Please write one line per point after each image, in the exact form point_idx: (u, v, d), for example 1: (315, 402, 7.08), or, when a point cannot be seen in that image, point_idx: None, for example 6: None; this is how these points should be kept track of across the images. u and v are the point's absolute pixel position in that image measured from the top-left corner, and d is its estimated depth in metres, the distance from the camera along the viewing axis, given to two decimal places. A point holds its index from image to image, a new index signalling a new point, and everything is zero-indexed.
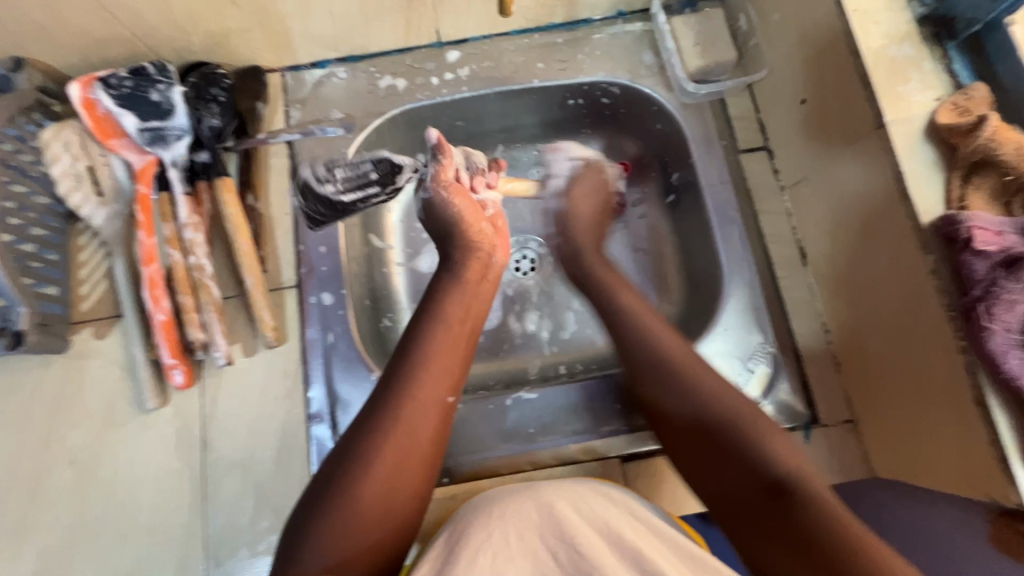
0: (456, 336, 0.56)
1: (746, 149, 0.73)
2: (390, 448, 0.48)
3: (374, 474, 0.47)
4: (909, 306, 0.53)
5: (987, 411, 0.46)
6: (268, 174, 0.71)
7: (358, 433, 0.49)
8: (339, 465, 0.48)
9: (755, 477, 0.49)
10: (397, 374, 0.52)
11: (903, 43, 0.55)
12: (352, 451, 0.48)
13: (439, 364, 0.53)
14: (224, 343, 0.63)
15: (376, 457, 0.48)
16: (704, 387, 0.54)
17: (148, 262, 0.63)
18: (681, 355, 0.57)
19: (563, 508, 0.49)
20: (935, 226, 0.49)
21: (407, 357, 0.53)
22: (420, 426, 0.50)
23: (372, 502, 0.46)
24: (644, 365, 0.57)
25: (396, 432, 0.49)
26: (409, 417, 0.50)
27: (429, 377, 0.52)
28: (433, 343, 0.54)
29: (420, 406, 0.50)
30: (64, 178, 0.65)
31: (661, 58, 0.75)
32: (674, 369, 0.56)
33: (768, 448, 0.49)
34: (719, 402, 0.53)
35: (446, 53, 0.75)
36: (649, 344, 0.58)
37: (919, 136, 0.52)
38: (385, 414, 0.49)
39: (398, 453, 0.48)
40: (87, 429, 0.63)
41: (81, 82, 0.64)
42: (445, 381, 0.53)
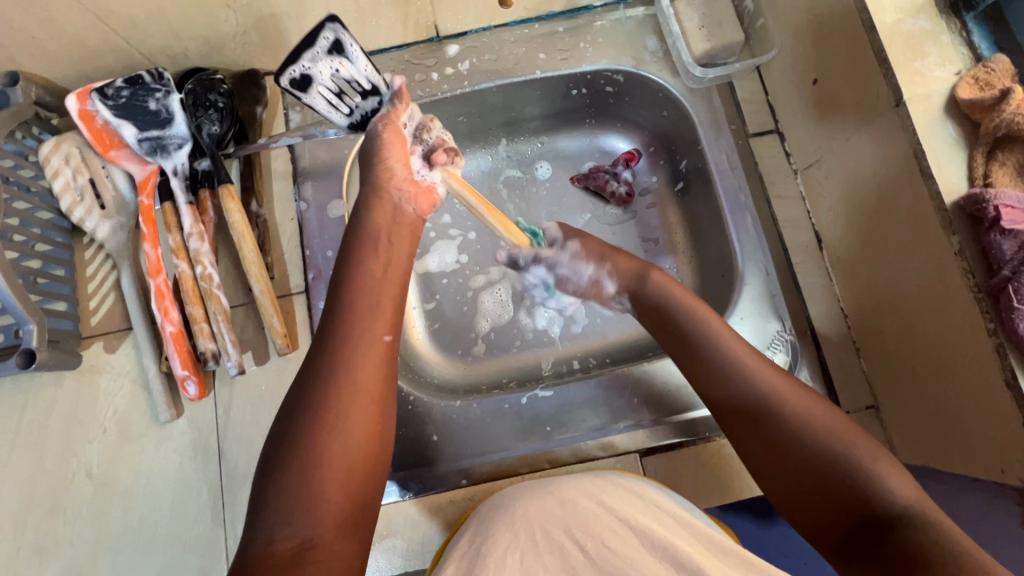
0: (377, 288, 0.55)
1: (756, 133, 0.71)
2: (337, 406, 0.47)
3: (331, 432, 0.46)
4: (934, 284, 0.51)
5: (1021, 396, 0.45)
6: (270, 179, 0.70)
7: (296, 400, 0.48)
8: (283, 433, 0.46)
9: (863, 510, 0.44)
10: (332, 328, 0.51)
11: (919, 17, 0.52)
12: (295, 418, 0.47)
13: (366, 306, 0.53)
14: (235, 352, 0.62)
15: (321, 418, 0.46)
16: (784, 401, 0.50)
17: (155, 273, 0.63)
18: (763, 374, 0.52)
19: (588, 503, 0.50)
20: (959, 206, 0.48)
21: (338, 306, 0.53)
22: (359, 366, 0.49)
23: (334, 465, 0.45)
24: (740, 390, 0.52)
25: (342, 385, 0.48)
26: (347, 360, 0.49)
27: (363, 317, 0.52)
28: (356, 299, 0.53)
29: (356, 356, 0.50)
30: (67, 192, 0.65)
31: (665, 42, 0.73)
32: (762, 392, 0.51)
33: (880, 476, 0.45)
34: (805, 421, 0.49)
35: (446, 47, 0.73)
36: (732, 368, 0.53)
37: (939, 113, 0.50)
38: (319, 374, 0.48)
39: (348, 409, 0.47)
40: (103, 443, 0.63)
41: (77, 94, 0.63)
42: (377, 320, 0.52)
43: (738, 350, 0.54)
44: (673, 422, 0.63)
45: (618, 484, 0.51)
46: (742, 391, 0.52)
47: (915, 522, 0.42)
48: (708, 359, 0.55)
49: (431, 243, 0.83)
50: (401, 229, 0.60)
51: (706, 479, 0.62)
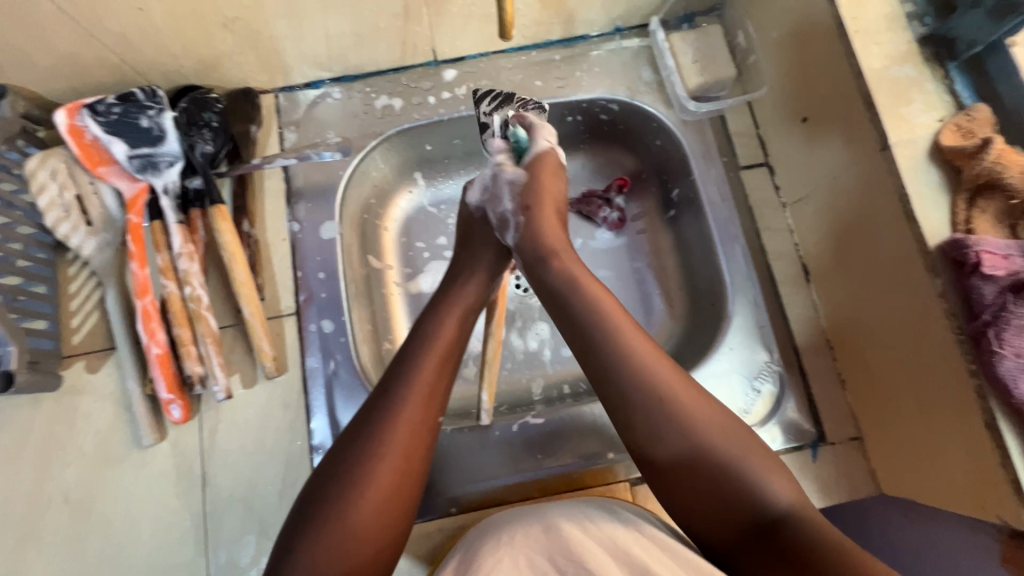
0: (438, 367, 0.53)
1: (746, 165, 0.72)
2: (373, 475, 0.46)
3: (362, 503, 0.45)
4: (922, 333, 0.52)
5: (1000, 437, 0.46)
6: (262, 198, 0.70)
7: (336, 462, 0.47)
8: (317, 495, 0.46)
9: (745, 514, 0.47)
10: (390, 393, 0.51)
11: (905, 64, 0.54)
12: (335, 481, 0.46)
13: (431, 382, 0.52)
14: (223, 376, 0.61)
15: (357, 486, 0.45)
16: (681, 404, 0.50)
17: (142, 294, 0.61)
18: (660, 369, 0.51)
19: (571, 528, 0.51)
20: (941, 250, 0.49)
21: (399, 372, 0.52)
22: (411, 441, 0.49)
23: (357, 533, 0.44)
24: (615, 374, 0.51)
25: (384, 459, 0.47)
26: (400, 431, 0.48)
27: (426, 394, 0.51)
28: (412, 379, 0.52)
29: (406, 434, 0.49)
30: (53, 209, 0.63)
31: (659, 74, 0.74)
32: (648, 382, 0.50)
33: (753, 474, 0.48)
34: (685, 422, 0.49)
35: (443, 71, 0.75)
36: (618, 354, 0.52)
37: (924, 157, 0.52)
38: (364, 441, 0.48)
39: (385, 481, 0.46)
40: (82, 466, 0.62)
41: (66, 109, 0.62)
42: (436, 402, 0.52)
43: (646, 350, 0.52)
44: None
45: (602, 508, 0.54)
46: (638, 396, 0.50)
47: (804, 523, 0.45)
48: (608, 362, 0.52)
49: (423, 264, 0.81)
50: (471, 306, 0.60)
51: None
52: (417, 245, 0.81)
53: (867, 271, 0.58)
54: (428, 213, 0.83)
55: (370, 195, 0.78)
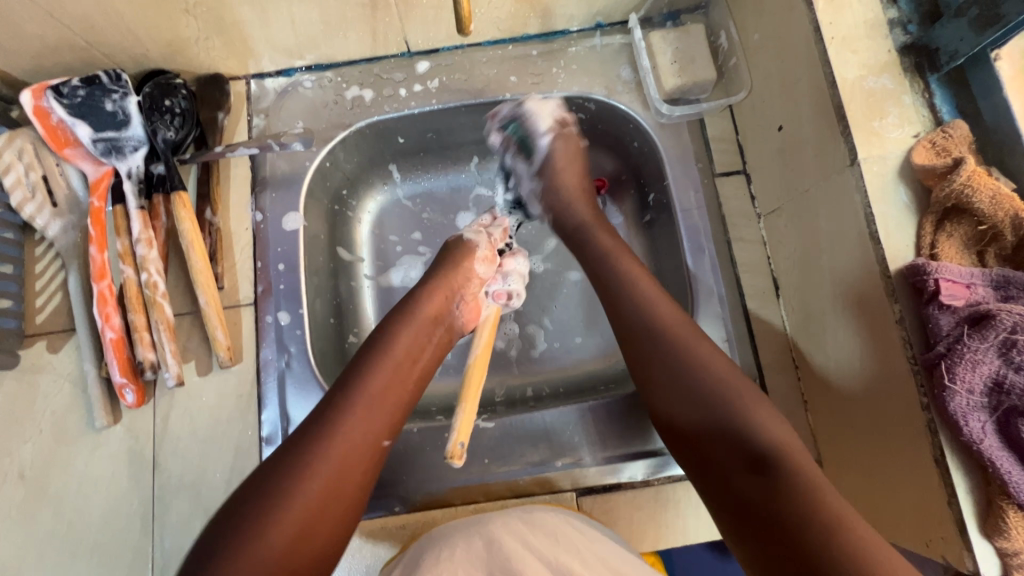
0: (384, 387, 0.54)
1: (723, 172, 0.69)
2: (298, 493, 0.46)
3: (283, 520, 0.45)
4: (880, 359, 0.50)
5: (948, 475, 0.44)
6: (227, 186, 0.69)
7: (268, 473, 0.47)
8: (243, 503, 0.46)
9: (743, 454, 0.47)
10: (334, 409, 0.51)
11: (883, 74, 0.51)
12: (262, 496, 0.46)
13: (378, 399, 0.53)
14: (175, 363, 0.62)
15: (282, 499, 0.45)
16: (700, 357, 0.52)
17: (99, 278, 0.62)
18: (678, 326, 0.55)
19: (511, 543, 0.53)
20: (902, 275, 0.47)
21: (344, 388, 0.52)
22: (348, 458, 0.49)
23: (272, 552, 0.44)
24: (631, 317, 0.56)
25: (313, 477, 0.47)
26: (339, 449, 0.49)
27: (369, 414, 0.52)
28: (364, 386, 0.53)
29: (345, 451, 0.49)
30: (18, 188, 0.64)
31: (638, 73, 0.72)
32: (664, 333, 0.54)
33: (756, 418, 0.48)
34: (711, 369, 0.51)
35: (416, 63, 0.73)
36: (641, 311, 0.56)
37: (893, 176, 0.49)
38: (298, 463, 0.47)
39: (310, 502, 0.46)
40: (39, 444, 0.63)
41: (32, 90, 0.62)
42: (383, 422, 0.52)
43: (665, 309, 0.56)
44: (614, 462, 0.62)
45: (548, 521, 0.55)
46: (663, 351, 0.53)
47: (794, 464, 0.45)
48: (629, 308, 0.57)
49: (396, 258, 0.81)
50: (437, 330, 0.61)
51: (642, 523, 0.61)
52: (390, 239, 0.81)
53: (831, 292, 0.56)
54: (402, 207, 0.82)
55: (342, 185, 0.77)
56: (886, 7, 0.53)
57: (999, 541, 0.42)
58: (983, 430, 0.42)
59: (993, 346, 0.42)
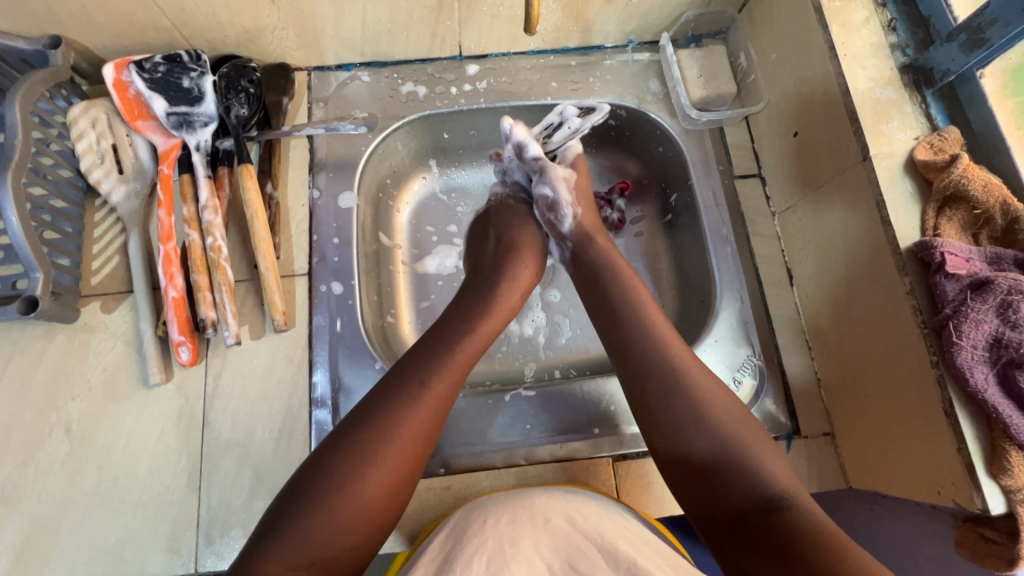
0: (462, 373, 0.57)
1: (740, 175, 0.77)
2: (384, 455, 0.49)
3: (368, 479, 0.47)
4: (890, 331, 0.57)
5: (956, 423, 0.50)
6: (286, 165, 0.74)
7: (353, 432, 0.49)
8: (328, 457, 0.48)
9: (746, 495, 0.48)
10: (411, 380, 0.53)
11: (887, 87, 0.60)
12: (344, 456, 0.48)
13: (450, 377, 0.55)
14: (234, 322, 0.64)
15: (369, 464, 0.48)
16: (699, 392, 0.54)
17: (166, 239, 0.65)
18: (677, 354, 0.57)
19: (560, 522, 0.53)
20: (911, 251, 0.54)
21: (423, 364, 0.55)
22: (422, 430, 0.51)
23: (352, 513, 0.46)
24: (636, 340, 0.59)
25: (394, 445, 0.49)
26: (415, 420, 0.51)
27: (442, 390, 0.54)
28: (441, 366, 0.55)
29: (423, 422, 0.51)
30: (89, 153, 0.67)
31: (666, 85, 0.80)
32: (667, 361, 0.57)
33: (760, 465, 0.50)
34: (708, 412, 0.53)
35: (466, 66, 0.80)
36: (646, 334, 0.59)
37: (899, 170, 0.57)
38: (376, 429, 0.49)
39: (394, 470, 0.49)
40: (87, 401, 0.64)
41: (115, 64, 0.67)
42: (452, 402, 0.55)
43: (666, 333, 0.59)
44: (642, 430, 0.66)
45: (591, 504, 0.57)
46: (660, 375, 0.56)
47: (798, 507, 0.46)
48: (630, 329, 0.60)
49: (431, 247, 0.85)
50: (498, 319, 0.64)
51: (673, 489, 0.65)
52: (427, 229, 0.86)
53: (844, 274, 0.63)
54: (438, 200, 0.87)
55: (386, 174, 0.82)
56: (888, 33, 0.62)
57: (1004, 479, 0.47)
58: (986, 381, 0.49)
59: (993, 307, 0.49)
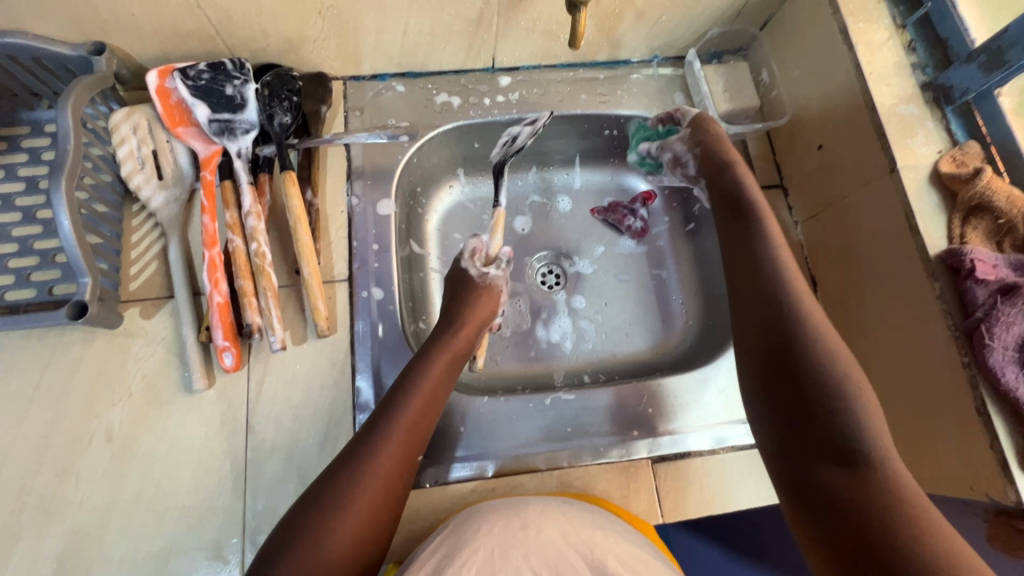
0: (413, 419, 0.58)
1: (764, 186, 0.80)
2: (353, 506, 0.51)
3: (340, 530, 0.50)
4: (919, 334, 0.60)
5: (988, 419, 0.53)
6: (325, 172, 0.75)
7: (314, 501, 0.51)
8: (295, 523, 0.50)
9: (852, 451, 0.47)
10: (375, 426, 0.56)
11: (910, 103, 0.64)
12: (313, 512, 0.50)
13: (412, 419, 0.57)
14: (279, 328, 0.64)
15: (337, 516, 0.50)
16: (829, 344, 0.53)
17: (210, 245, 0.65)
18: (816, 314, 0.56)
19: (551, 535, 0.56)
20: (941, 258, 0.57)
21: (385, 410, 0.57)
22: (387, 473, 0.54)
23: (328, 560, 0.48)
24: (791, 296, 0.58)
25: (364, 492, 0.52)
26: (377, 467, 0.53)
27: (404, 431, 0.56)
28: (403, 409, 0.57)
29: (387, 466, 0.54)
30: (129, 160, 0.67)
31: (692, 98, 0.83)
32: (805, 314, 0.56)
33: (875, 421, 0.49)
34: (842, 363, 0.52)
35: (499, 78, 0.82)
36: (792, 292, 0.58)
37: (926, 181, 0.61)
38: (343, 480, 0.52)
39: (359, 524, 0.51)
40: (128, 407, 0.63)
41: (159, 71, 0.67)
42: (415, 440, 0.57)
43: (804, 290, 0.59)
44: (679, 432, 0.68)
45: (584, 515, 0.58)
46: (801, 331, 0.55)
47: (888, 474, 0.45)
48: (772, 287, 0.59)
49: (459, 253, 0.87)
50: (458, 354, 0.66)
51: (710, 489, 0.67)
52: (454, 236, 0.87)
53: (871, 280, 0.66)
54: (466, 207, 0.89)
55: (417, 182, 0.84)
56: (908, 53, 0.66)
57: None
58: (1018, 380, 0.52)
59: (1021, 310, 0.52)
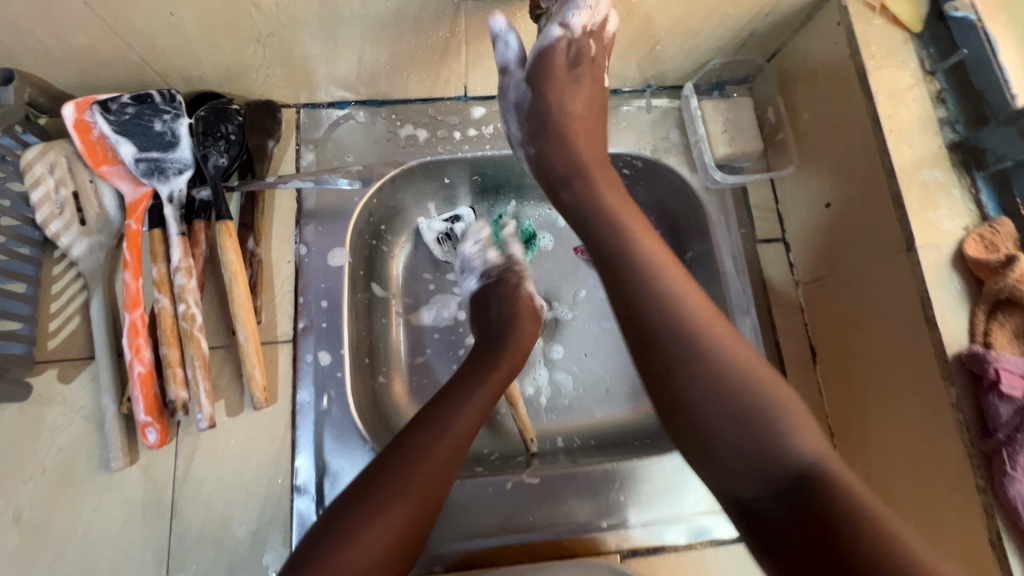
0: (458, 439, 0.52)
1: (764, 240, 0.72)
2: (388, 517, 0.46)
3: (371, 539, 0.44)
4: (929, 441, 0.52)
5: (1004, 556, 0.47)
6: (271, 217, 0.67)
7: (353, 505, 0.46)
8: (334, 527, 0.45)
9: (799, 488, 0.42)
10: (417, 429, 0.51)
11: (934, 168, 0.55)
12: (348, 519, 0.45)
13: (463, 431, 0.53)
14: (207, 403, 0.58)
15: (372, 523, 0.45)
16: (724, 360, 0.47)
17: (132, 307, 0.58)
18: (706, 320, 0.49)
19: None
20: (959, 361, 0.50)
21: (433, 413, 0.53)
22: (429, 489, 0.48)
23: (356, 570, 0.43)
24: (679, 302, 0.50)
25: (401, 503, 0.46)
26: (415, 476, 0.48)
27: (451, 440, 0.51)
28: (453, 420, 0.53)
29: (433, 477, 0.49)
30: (45, 204, 0.60)
31: (686, 137, 0.73)
32: (683, 323, 0.49)
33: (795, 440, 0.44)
34: (748, 379, 0.47)
35: (471, 108, 0.73)
36: (655, 292, 0.51)
37: (947, 264, 0.52)
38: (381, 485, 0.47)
39: (388, 540, 0.45)
40: (41, 485, 0.57)
41: (76, 103, 0.58)
42: (462, 449, 0.52)
43: (682, 285, 0.51)
44: (654, 525, 0.62)
45: None
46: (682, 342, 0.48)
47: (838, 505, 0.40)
48: (631, 290, 0.51)
49: (428, 295, 0.79)
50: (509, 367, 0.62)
51: None
52: (424, 276, 0.80)
53: (877, 366, 0.58)
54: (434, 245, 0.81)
55: (381, 221, 0.76)
56: (936, 106, 0.57)
57: None
58: None
59: None
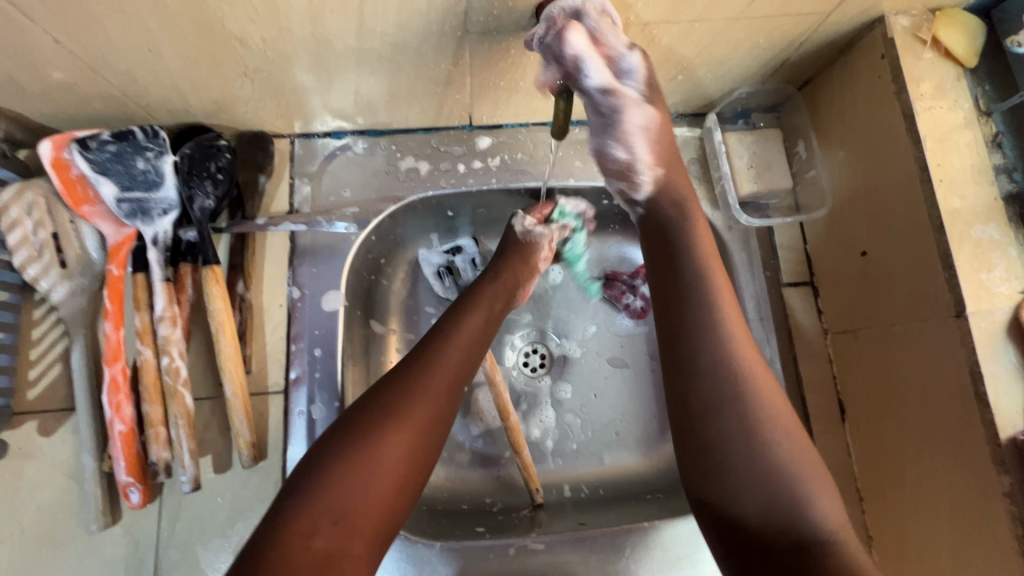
0: (453, 376, 0.47)
1: (790, 283, 0.66)
2: (383, 436, 0.42)
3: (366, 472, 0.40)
4: (976, 524, 0.48)
5: None
6: (262, 257, 0.63)
7: (344, 429, 0.42)
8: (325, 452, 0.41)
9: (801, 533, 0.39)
10: (409, 362, 0.47)
11: (988, 222, 0.50)
12: (335, 449, 0.41)
13: (458, 362, 0.48)
14: (192, 462, 0.54)
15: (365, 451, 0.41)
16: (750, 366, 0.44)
17: (112, 360, 0.54)
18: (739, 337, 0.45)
19: None
20: (1015, 446, 0.45)
21: (430, 344, 0.49)
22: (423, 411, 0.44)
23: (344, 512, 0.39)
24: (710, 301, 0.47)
25: (396, 433, 0.42)
26: (411, 406, 0.44)
27: (447, 375, 0.47)
28: (445, 353, 0.48)
29: (429, 405, 0.45)
30: (23, 247, 0.56)
31: (708, 170, 0.68)
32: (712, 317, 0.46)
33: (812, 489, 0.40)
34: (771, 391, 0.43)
35: (476, 138, 0.68)
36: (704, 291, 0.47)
37: (1001, 334, 0.47)
38: (378, 408, 0.43)
39: (382, 469, 0.41)
40: (20, 546, 0.55)
41: (53, 140, 0.54)
42: (458, 376, 0.48)
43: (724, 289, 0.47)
44: None
45: None
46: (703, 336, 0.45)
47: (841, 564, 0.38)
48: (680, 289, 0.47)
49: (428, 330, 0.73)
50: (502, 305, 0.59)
51: None
52: (425, 310, 0.73)
53: (913, 434, 0.53)
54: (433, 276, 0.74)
55: (380, 254, 0.71)
56: (990, 151, 0.51)
57: None
58: None
59: None
